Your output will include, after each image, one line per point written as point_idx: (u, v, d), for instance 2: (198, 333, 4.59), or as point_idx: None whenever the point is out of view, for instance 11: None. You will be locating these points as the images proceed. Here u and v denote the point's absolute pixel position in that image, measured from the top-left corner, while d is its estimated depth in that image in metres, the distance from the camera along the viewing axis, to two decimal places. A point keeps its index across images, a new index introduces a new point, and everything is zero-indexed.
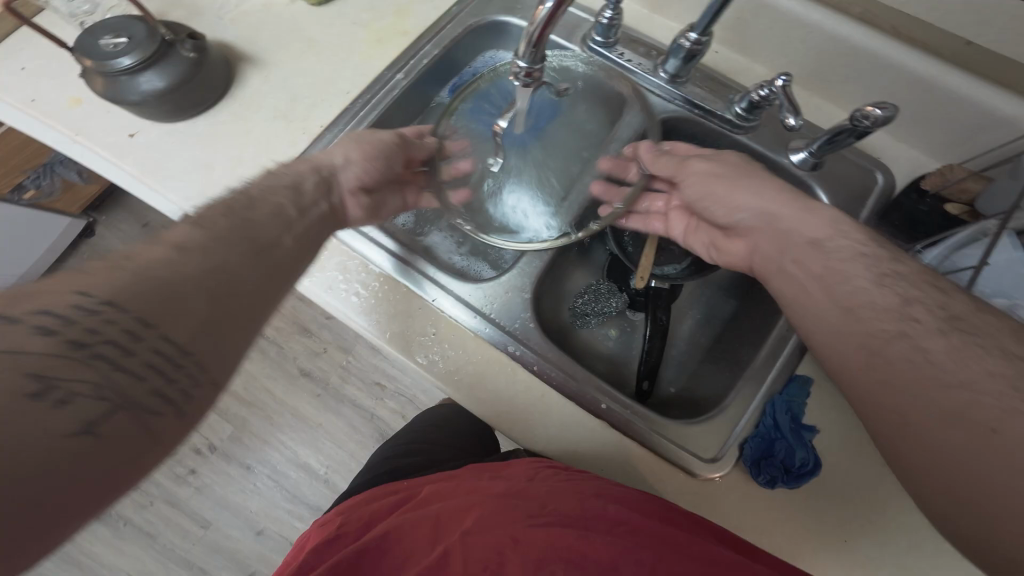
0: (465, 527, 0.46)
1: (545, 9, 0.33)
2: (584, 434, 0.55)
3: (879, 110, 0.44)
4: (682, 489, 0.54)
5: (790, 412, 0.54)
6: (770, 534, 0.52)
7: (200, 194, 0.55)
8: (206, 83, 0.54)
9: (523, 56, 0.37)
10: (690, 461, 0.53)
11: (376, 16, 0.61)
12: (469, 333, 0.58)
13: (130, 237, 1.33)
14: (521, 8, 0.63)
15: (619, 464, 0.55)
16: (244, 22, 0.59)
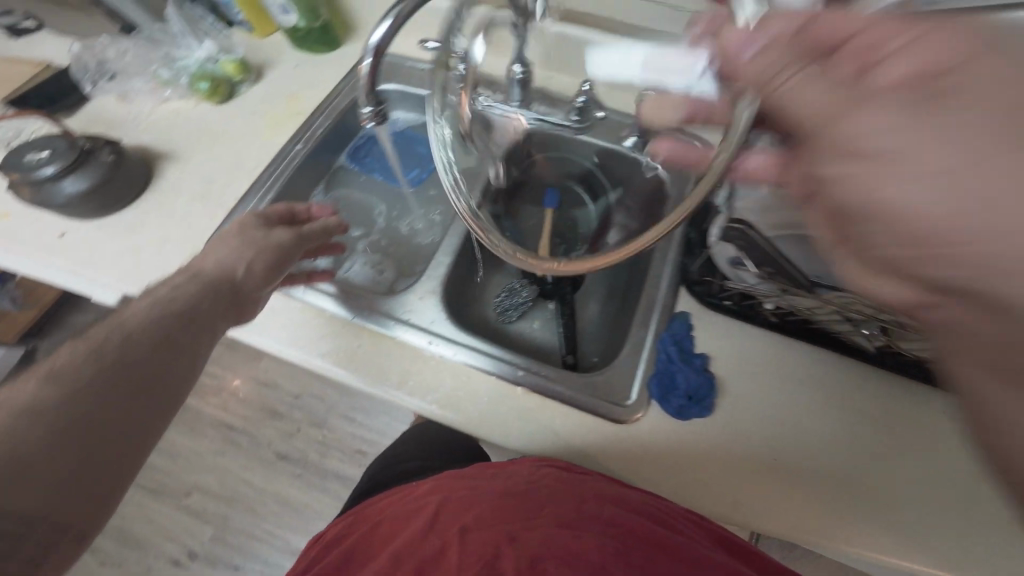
0: (464, 525, 0.50)
1: (364, 66, 0.42)
2: (511, 408, 0.59)
3: None
4: (610, 439, 0.57)
5: (676, 344, 0.59)
6: (698, 465, 0.56)
7: (132, 273, 0.62)
8: (126, 181, 0.63)
9: (366, 105, 0.46)
10: (607, 410, 0.58)
11: (271, 103, 0.72)
12: (394, 342, 0.63)
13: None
14: (393, 76, 0.74)
15: (549, 435, 0.58)
16: (155, 127, 0.69)
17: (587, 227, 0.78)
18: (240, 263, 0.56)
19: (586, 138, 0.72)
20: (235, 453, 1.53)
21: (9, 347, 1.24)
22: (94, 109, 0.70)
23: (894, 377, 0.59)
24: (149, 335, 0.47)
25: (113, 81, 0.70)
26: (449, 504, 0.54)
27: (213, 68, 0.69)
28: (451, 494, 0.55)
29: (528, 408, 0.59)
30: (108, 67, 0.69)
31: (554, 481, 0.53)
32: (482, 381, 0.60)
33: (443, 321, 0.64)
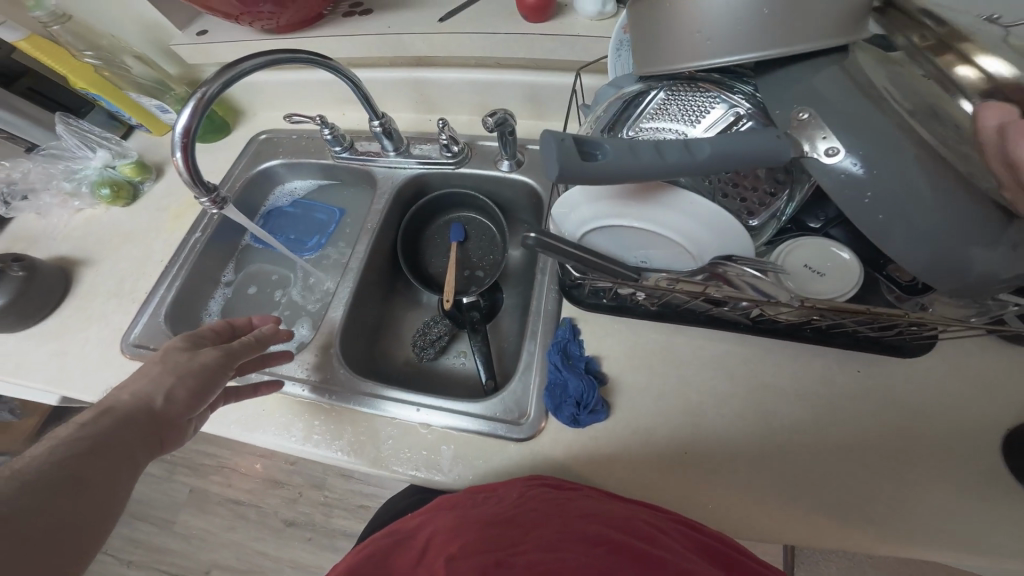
0: (449, 554, 0.44)
1: (178, 161, 0.48)
2: (412, 445, 0.58)
3: (492, 117, 0.62)
4: (517, 460, 0.56)
5: (560, 351, 0.58)
6: (608, 472, 0.54)
7: (52, 373, 0.66)
8: (42, 291, 0.68)
9: (200, 194, 0.52)
10: (505, 434, 0.57)
11: (173, 197, 0.78)
12: (296, 400, 0.63)
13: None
14: (280, 149, 0.79)
15: (456, 468, 0.57)
16: (72, 236, 0.76)
17: (492, 253, 0.78)
18: (159, 390, 0.48)
19: (465, 168, 0.74)
20: (244, 528, 1.52)
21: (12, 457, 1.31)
22: (18, 229, 0.77)
23: (796, 345, 0.57)
24: (59, 469, 0.37)
25: (25, 200, 0.76)
26: (437, 536, 0.48)
27: (113, 173, 0.76)
28: (437, 522, 0.50)
29: (431, 442, 0.58)
30: (17, 188, 0.75)
31: (544, 501, 0.49)
32: (383, 425, 0.60)
33: (340, 370, 0.65)
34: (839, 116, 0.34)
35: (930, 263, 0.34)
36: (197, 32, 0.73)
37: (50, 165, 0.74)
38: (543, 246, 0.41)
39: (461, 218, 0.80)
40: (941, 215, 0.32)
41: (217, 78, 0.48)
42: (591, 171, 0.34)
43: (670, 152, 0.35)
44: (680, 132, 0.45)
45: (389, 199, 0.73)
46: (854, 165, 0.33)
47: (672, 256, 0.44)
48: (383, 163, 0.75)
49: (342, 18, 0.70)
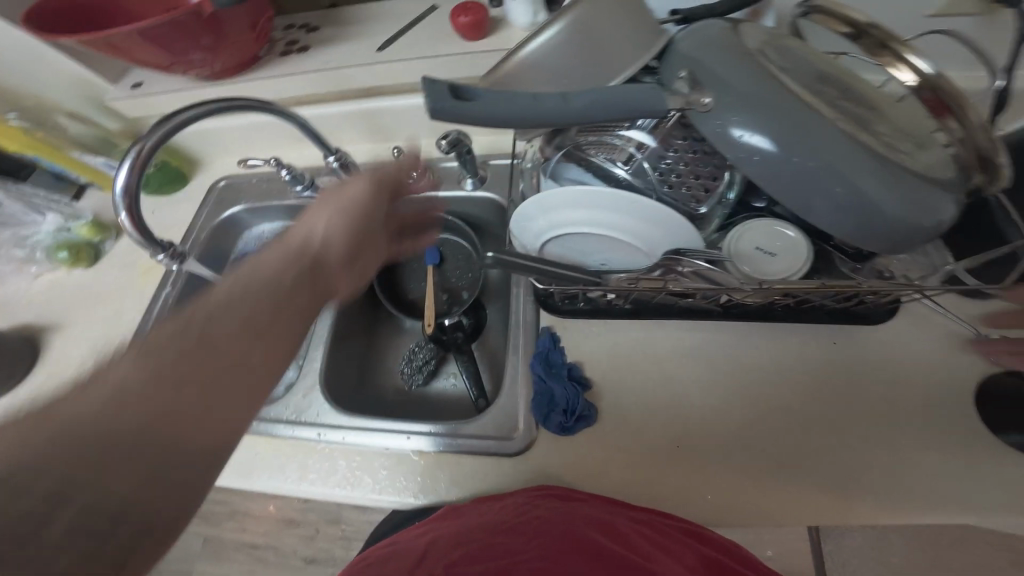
0: (449, 560, 0.45)
1: (124, 220, 0.48)
2: (407, 472, 0.58)
3: (444, 139, 0.62)
4: (514, 475, 0.56)
5: (541, 361, 0.58)
6: (603, 474, 0.54)
7: None
8: (7, 360, 0.66)
9: (156, 252, 0.52)
10: (496, 449, 0.57)
11: (139, 253, 0.78)
12: (286, 443, 0.62)
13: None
14: (242, 193, 0.80)
15: (455, 491, 0.57)
16: (36, 304, 0.75)
17: (467, 272, 0.79)
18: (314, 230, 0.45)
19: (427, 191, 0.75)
20: (264, 571, 1.47)
21: None
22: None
23: (769, 324, 0.58)
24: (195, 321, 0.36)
25: None
26: (437, 546, 0.47)
27: (70, 236, 0.76)
28: (439, 530, 0.49)
29: (426, 467, 0.58)
30: None
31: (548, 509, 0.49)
32: (377, 456, 0.60)
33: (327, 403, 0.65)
34: (729, 89, 0.38)
35: (821, 209, 0.38)
36: (132, 84, 0.73)
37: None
38: (499, 262, 0.41)
39: None
40: (818, 164, 0.37)
41: (148, 137, 0.47)
42: (466, 113, 0.35)
43: (547, 101, 0.37)
44: (617, 134, 0.46)
45: None
46: (763, 142, 0.37)
47: (630, 256, 0.44)
48: None
49: (280, 57, 0.70)
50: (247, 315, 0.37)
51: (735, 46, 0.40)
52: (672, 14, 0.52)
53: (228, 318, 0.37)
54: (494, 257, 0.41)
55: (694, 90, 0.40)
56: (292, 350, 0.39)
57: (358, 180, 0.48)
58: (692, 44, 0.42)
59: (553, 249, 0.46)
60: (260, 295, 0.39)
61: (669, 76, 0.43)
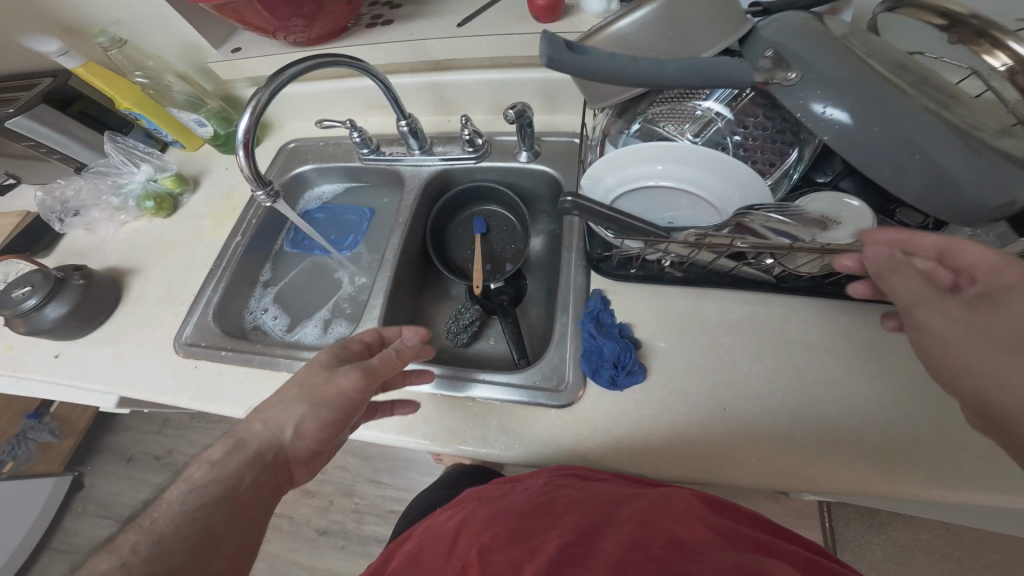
0: (483, 545, 0.45)
1: (239, 157, 0.52)
2: (459, 418, 0.61)
3: (512, 110, 0.65)
4: (564, 425, 0.58)
5: (594, 321, 0.61)
6: (653, 431, 0.56)
7: (117, 376, 0.69)
8: (99, 295, 0.73)
9: (258, 189, 0.56)
10: (546, 398, 0.60)
11: (212, 206, 0.83)
12: None
13: (117, 474, 1.35)
14: (311, 155, 0.85)
15: (504, 440, 0.59)
16: (121, 249, 0.81)
17: (514, 243, 0.83)
18: (288, 422, 0.50)
19: (485, 162, 0.78)
20: (279, 539, 1.43)
21: (57, 477, 1.27)
22: (66, 245, 0.83)
23: (817, 303, 0.60)
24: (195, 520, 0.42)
25: (76, 216, 0.82)
26: (468, 526, 0.51)
27: (155, 186, 0.82)
28: (469, 517, 0.53)
29: (477, 413, 0.61)
30: (69, 205, 0.81)
31: (572, 489, 0.51)
32: (430, 401, 0.63)
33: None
34: (810, 66, 0.42)
35: (895, 179, 0.41)
36: (231, 49, 0.79)
37: (99, 182, 0.80)
38: (576, 207, 0.44)
39: (482, 211, 0.84)
40: (897, 136, 0.39)
41: (266, 82, 0.51)
42: (576, 64, 0.40)
43: (645, 63, 0.41)
44: (687, 104, 0.50)
45: (417, 192, 0.78)
46: (845, 115, 0.40)
47: (696, 213, 0.47)
48: (406, 161, 0.80)
49: (366, 29, 0.75)
50: (204, 525, 0.42)
51: (824, 32, 0.43)
52: (749, 5, 0.56)
53: (185, 528, 0.41)
54: (570, 199, 0.44)
55: (777, 67, 0.43)
56: (249, 555, 0.42)
57: (349, 368, 0.51)
58: (775, 29, 0.45)
59: (625, 203, 0.48)
60: (211, 509, 0.43)
61: (753, 56, 0.46)
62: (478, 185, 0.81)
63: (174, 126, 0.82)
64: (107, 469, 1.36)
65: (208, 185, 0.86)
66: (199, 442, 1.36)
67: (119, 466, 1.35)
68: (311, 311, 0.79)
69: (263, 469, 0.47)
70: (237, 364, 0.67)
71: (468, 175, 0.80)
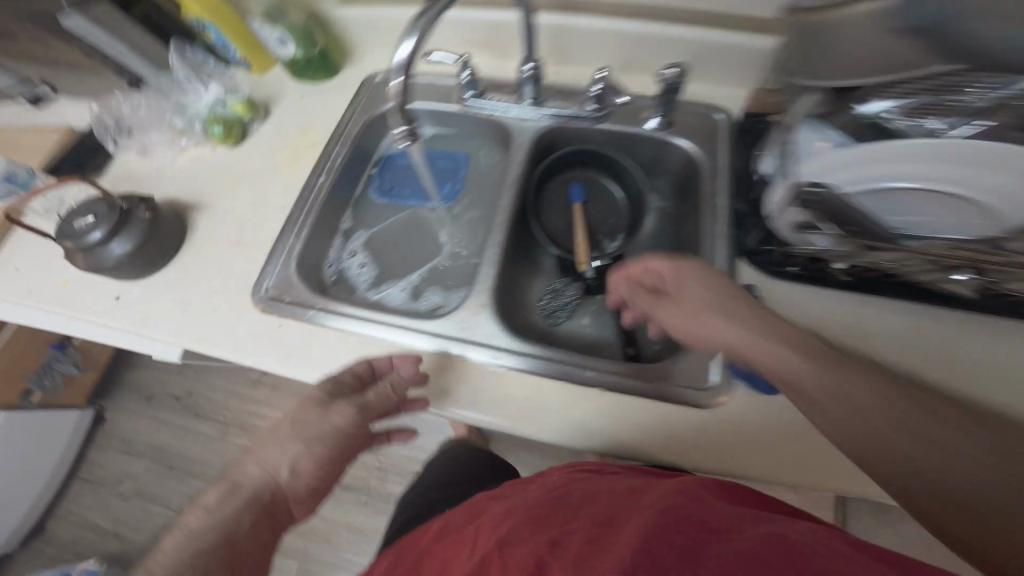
0: (500, 538, 0.36)
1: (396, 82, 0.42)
2: (583, 412, 0.53)
3: (671, 69, 0.55)
4: (709, 429, 0.51)
5: None
6: (815, 449, 0.49)
7: (184, 326, 0.62)
8: (163, 231, 0.64)
9: None
10: (691, 397, 0.52)
11: (285, 139, 0.74)
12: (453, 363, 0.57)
13: (138, 412, 1.29)
14: (401, 93, 0.75)
15: (638, 441, 0.51)
16: (179, 180, 0.72)
17: (620, 216, 0.73)
18: (284, 461, 0.51)
19: (602, 128, 0.68)
20: None
21: (81, 410, 1.21)
22: (118, 169, 0.73)
23: None
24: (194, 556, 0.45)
25: (132, 136, 0.73)
26: (485, 522, 0.41)
27: (223, 110, 0.72)
28: (487, 513, 0.42)
29: (605, 408, 0.53)
30: (125, 124, 0.73)
31: (589, 488, 0.41)
32: (548, 388, 0.55)
33: (490, 313, 0.60)
34: None
35: None
36: None
37: (160, 101, 0.72)
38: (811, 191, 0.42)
39: (583, 176, 0.74)
40: None
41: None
42: None
43: None
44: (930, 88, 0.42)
45: (528, 147, 0.69)
46: None
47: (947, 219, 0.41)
48: (515, 113, 0.70)
49: None
50: (196, 573, 0.44)
51: None
52: None
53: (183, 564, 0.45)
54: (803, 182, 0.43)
55: None
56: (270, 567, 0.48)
57: (344, 406, 0.51)
58: None
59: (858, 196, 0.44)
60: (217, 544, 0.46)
61: None
62: (592, 146, 0.70)
63: (243, 40, 0.72)
64: (128, 406, 1.29)
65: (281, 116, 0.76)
66: (224, 388, 1.29)
67: (139, 405, 1.28)
68: (393, 272, 0.70)
69: (258, 502, 0.49)
70: (330, 322, 0.60)
71: (583, 135, 0.70)
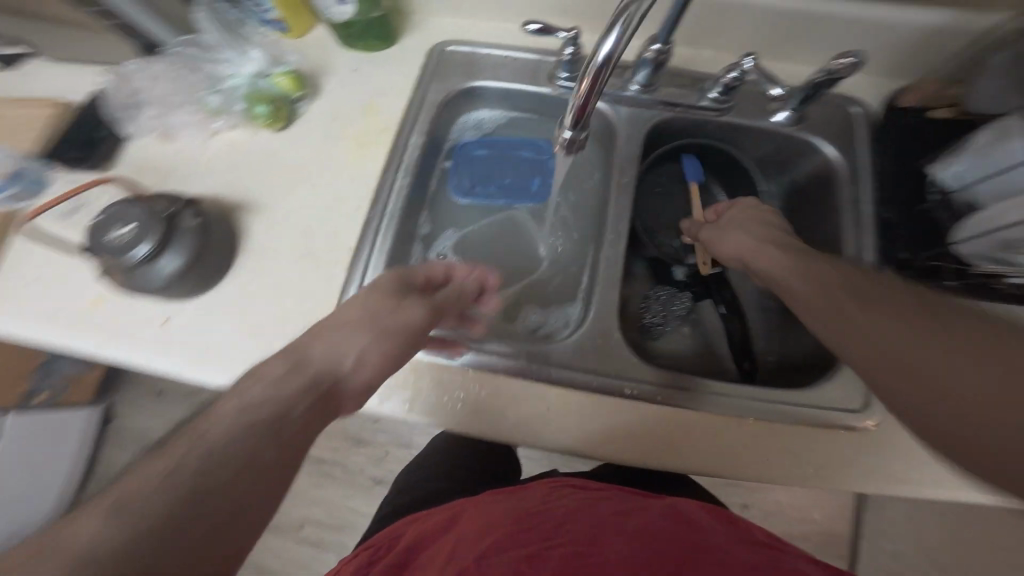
0: (480, 551, 0.39)
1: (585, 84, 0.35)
2: (728, 447, 0.50)
3: (848, 58, 0.47)
4: (857, 456, 0.49)
5: None
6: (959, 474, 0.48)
7: (251, 355, 0.52)
8: (216, 241, 0.53)
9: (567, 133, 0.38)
10: (843, 423, 0.49)
11: (347, 124, 0.61)
12: (582, 394, 0.52)
13: (151, 408, 1.18)
14: (481, 70, 0.64)
15: (790, 470, 0.49)
16: (215, 170, 0.59)
17: None
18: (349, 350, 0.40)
19: (725, 118, 0.61)
20: (332, 486, 1.31)
21: (88, 411, 1.09)
22: (135, 155, 0.60)
23: None
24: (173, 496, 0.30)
25: (147, 115, 0.60)
26: (461, 531, 0.44)
27: (265, 85, 0.59)
28: (474, 516, 0.45)
29: (756, 439, 0.50)
30: (139, 99, 0.59)
31: (570, 494, 0.48)
32: (689, 416, 0.51)
33: (618, 332, 0.55)
34: None
35: None
36: None
37: (185, 71, 0.59)
38: None
39: (683, 167, 0.67)
40: None
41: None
42: None
43: None
44: None
45: (638, 140, 0.61)
46: None
47: None
48: (620, 100, 0.62)
49: None
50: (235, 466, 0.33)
51: None
52: None
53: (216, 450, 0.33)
54: None
55: None
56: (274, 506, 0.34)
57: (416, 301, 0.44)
58: None
59: None
60: (235, 462, 0.33)
61: None
62: (700, 138, 0.64)
63: None
64: (138, 402, 1.18)
65: (333, 93, 0.63)
66: None
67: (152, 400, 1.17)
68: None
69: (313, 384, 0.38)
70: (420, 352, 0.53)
71: (695, 123, 0.62)
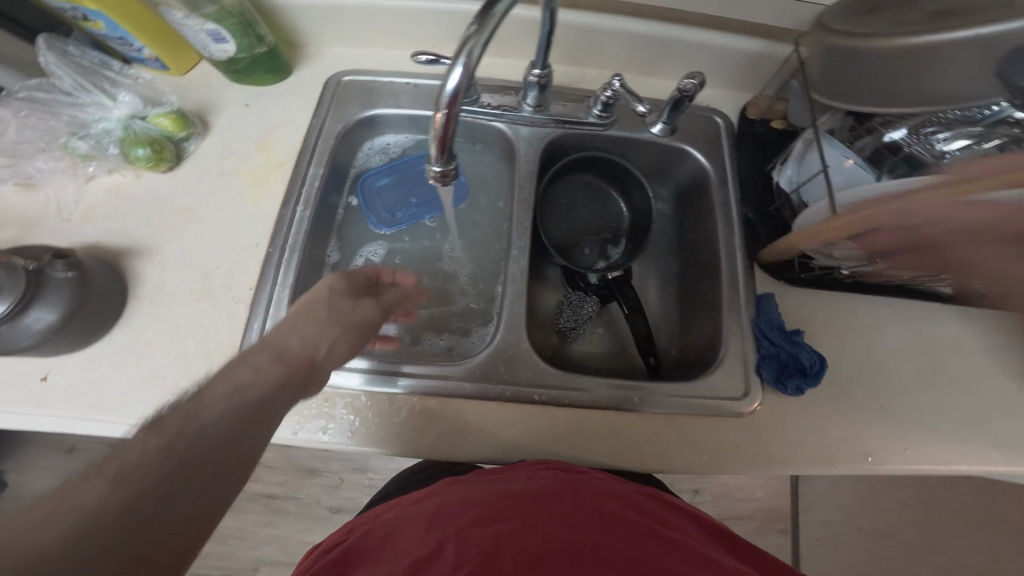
0: (461, 523, 0.41)
1: (440, 117, 0.37)
2: (628, 440, 0.54)
3: (692, 80, 0.53)
4: (741, 433, 0.54)
5: (774, 326, 0.56)
6: (827, 432, 0.54)
7: (146, 404, 0.50)
8: (97, 291, 0.50)
9: (437, 164, 0.40)
10: (726, 407, 0.54)
11: (240, 160, 0.61)
12: (496, 404, 0.55)
13: (55, 467, 1.06)
14: (378, 97, 0.66)
15: (686, 455, 0.53)
16: (95, 216, 0.57)
17: (621, 221, 0.73)
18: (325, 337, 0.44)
19: (610, 133, 0.66)
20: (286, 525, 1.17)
21: None
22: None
23: (962, 308, 0.60)
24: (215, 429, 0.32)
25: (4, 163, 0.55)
26: (443, 507, 0.44)
27: (145, 126, 0.57)
28: (456, 496, 0.45)
29: (655, 430, 0.54)
30: None
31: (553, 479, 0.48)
32: (593, 414, 0.55)
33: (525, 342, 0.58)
34: None
35: None
36: None
37: (50, 116, 0.56)
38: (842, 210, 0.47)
39: (582, 181, 0.72)
40: None
41: (486, 17, 0.35)
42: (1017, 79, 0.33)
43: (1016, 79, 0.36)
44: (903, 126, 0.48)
45: (533, 157, 0.65)
46: None
47: None
48: (512, 121, 0.65)
49: None
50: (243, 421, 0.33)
51: None
52: None
53: (217, 436, 0.31)
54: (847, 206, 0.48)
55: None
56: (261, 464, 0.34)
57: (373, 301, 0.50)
58: None
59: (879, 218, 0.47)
60: (249, 411, 0.34)
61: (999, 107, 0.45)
62: (593, 151, 0.69)
63: (151, 32, 0.56)
64: (41, 462, 1.06)
65: (221, 130, 0.62)
66: None
67: (59, 458, 1.06)
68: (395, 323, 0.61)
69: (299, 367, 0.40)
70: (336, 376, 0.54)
71: (585, 141, 0.68)
